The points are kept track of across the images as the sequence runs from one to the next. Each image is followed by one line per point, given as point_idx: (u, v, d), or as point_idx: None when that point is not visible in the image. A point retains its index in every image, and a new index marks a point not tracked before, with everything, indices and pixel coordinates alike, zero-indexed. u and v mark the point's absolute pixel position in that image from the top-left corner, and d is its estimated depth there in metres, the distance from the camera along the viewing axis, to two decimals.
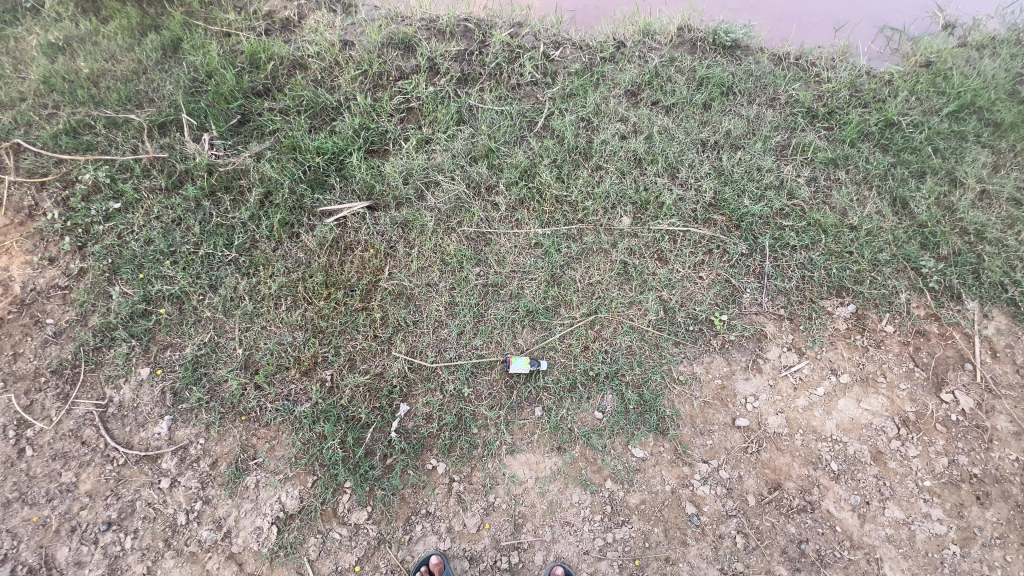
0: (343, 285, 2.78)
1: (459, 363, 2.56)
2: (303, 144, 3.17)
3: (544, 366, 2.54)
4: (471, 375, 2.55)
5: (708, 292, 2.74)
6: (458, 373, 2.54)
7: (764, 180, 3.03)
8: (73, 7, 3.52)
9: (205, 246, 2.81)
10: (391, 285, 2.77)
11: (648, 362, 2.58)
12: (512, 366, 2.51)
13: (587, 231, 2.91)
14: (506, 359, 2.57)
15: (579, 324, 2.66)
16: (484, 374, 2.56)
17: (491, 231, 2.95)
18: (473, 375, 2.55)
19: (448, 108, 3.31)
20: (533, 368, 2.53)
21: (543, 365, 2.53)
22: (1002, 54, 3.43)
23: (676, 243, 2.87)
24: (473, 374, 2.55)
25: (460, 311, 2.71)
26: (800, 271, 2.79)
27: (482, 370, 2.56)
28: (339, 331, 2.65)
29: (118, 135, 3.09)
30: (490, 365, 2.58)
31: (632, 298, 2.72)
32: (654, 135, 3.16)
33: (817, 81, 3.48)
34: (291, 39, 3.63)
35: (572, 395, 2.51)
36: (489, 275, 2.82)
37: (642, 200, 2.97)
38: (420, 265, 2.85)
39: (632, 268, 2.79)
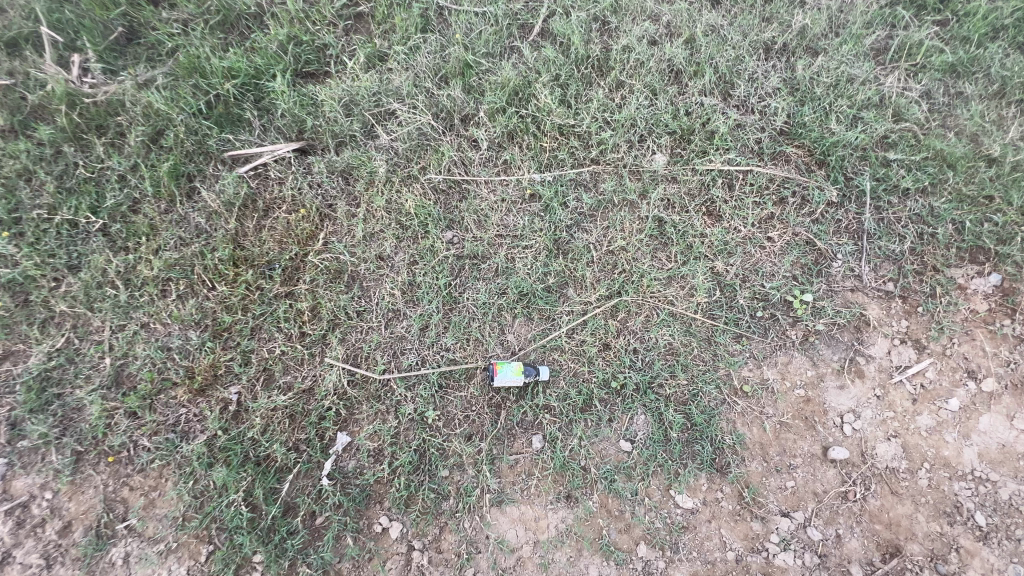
0: (260, 262, 1.96)
1: (423, 373, 1.78)
2: (207, 65, 2.26)
3: (544, 376, 1.73)
4: (440, 390, 1.76)
5: (781, 261, 1.90)
6: (422, 388, 1.76)
7: (862, 95, 2.09)
8: None
9: (63, 211, 1.98)
10: (325, 261, 1.96)
11: (697, 367, 1.77)
12: (497, 377, 1.70)
13: (605, 177, 2.04)
14: (489, 366, 1.77)
15: (595, 312, 1.83)
16: (459, 388, 1.77)
17: (469, 179, 2.09)
18: (443, 391, 1.77)
19: (407, 10, 2.36)
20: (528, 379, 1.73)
21: (543, 376, 1.72)
22: None
23: (733, 190, 2.00)
24: (443, 389, 1.77)
25: (424, 296, 1.90)
26: (916, 228, 1.91)
27: (456, 383, 1.78)
28: (252, 329, 1.86)
29: None
30: (468, 376, 1.78)
31: (671, 271, 1.88)
32: (699, 36, 2.21)
33: None
34: None
35: (587, 417, 1.72)
36: (466, 243, 1.98)
37: (682, 129, 2.07)
38: (368, 231, 2.02)
39: (670, 229, 1.95)
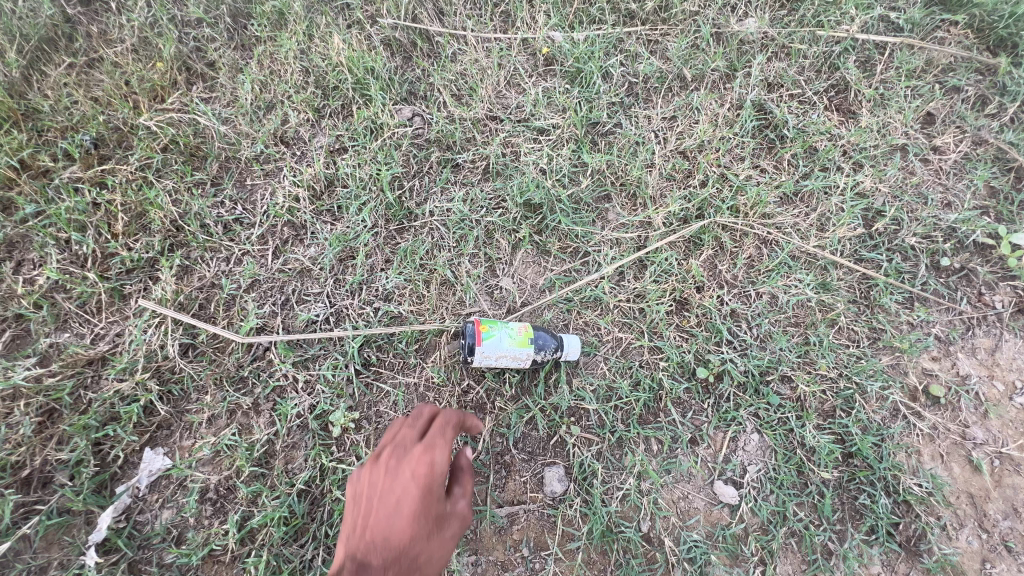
0: (51, 132, 1.07)
1: (339, 336, 0.94)
2: None
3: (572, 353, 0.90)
4: (368, 369, 0.92)
5: (958, 184, 1.15)
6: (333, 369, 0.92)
7: None
8: None
9: None
10: (176, 136, 1.08)
11: (847, 353, 0.96)
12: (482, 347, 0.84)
13: (670, 42, 1.24)
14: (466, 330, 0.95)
15: (661, 243, 1.02)
16: (407, 372, 0.93)
17: (445, 33, 1.24)
18: (374, 374, 0.93)
19: None
20: (542, 357, 0.88)
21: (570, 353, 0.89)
22: None
23: (874, 74, 1.24)
24: (374, 369, 0.93)
25: (352, 203, 1.05)
26: None
27: (402, 361, 0.94)
28: (8, 244, 0.96)
29: None
30: (426, 349, 0.94)
31: (786, 187, 1.10)
32: None
33: None
34: None
35: (650, 436, 0.89)
36: (433, 123, 1.14)
37: None
38: (263, 98, 1.16)
39: (778, 124, 1.16)
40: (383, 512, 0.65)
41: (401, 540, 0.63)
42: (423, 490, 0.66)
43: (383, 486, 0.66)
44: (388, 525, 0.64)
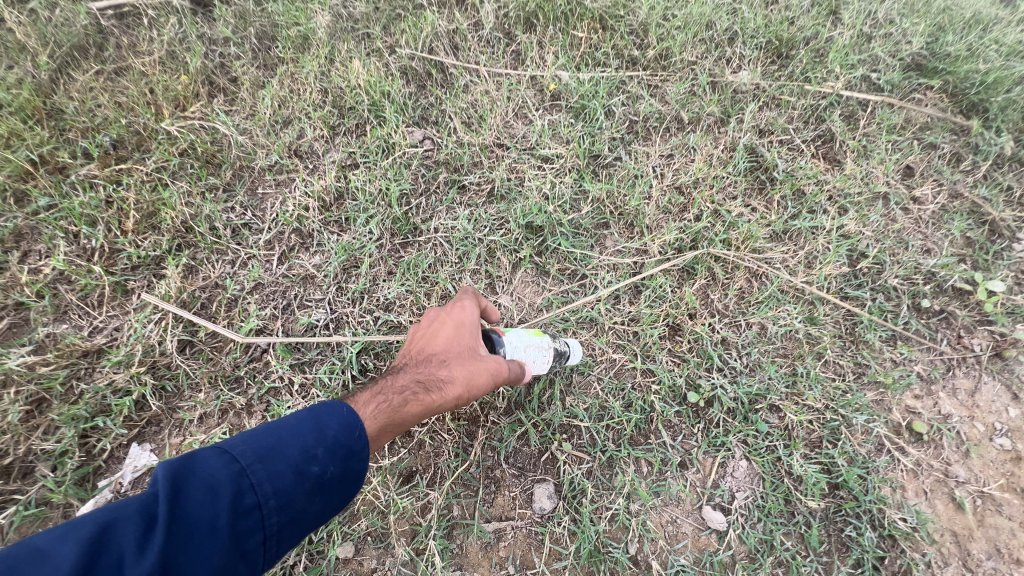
0: (73, 132, 1.11)
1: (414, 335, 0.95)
2: None
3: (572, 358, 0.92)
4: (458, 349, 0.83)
5: (938, 233, 1.21)
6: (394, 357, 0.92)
7: None
8: None
9: None
10: (193, 142, 1.12)
11: (833, 385, 0.99)
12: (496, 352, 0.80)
13: (669, 87, 1.32)
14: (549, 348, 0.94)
15: (656, 271, 1.06)
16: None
17: (459, 65, 1.33)
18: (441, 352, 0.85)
19: None
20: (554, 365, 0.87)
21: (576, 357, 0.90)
22: None
23: (856, 128, 1.33)
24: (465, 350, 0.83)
25: (359, 216, 1.08)
26: None
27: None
28: (16, 234, 0.98)
29: None
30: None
31: (776, 226, 1.15)
32: None
33: None
34: None
35: (640, 457, 0.90)
36: (442, 146, 1.19)
37: (780, 38, 1.41)
38: (281, 113, 1.21)
39: (769, 167, 1.23)
40: (426, 334, 0.81)
41: (436, 353, 0.77)
42: (457, 323, 0.79)
43: (426, 321, 0.83)
44: (428, 345, 0.79)
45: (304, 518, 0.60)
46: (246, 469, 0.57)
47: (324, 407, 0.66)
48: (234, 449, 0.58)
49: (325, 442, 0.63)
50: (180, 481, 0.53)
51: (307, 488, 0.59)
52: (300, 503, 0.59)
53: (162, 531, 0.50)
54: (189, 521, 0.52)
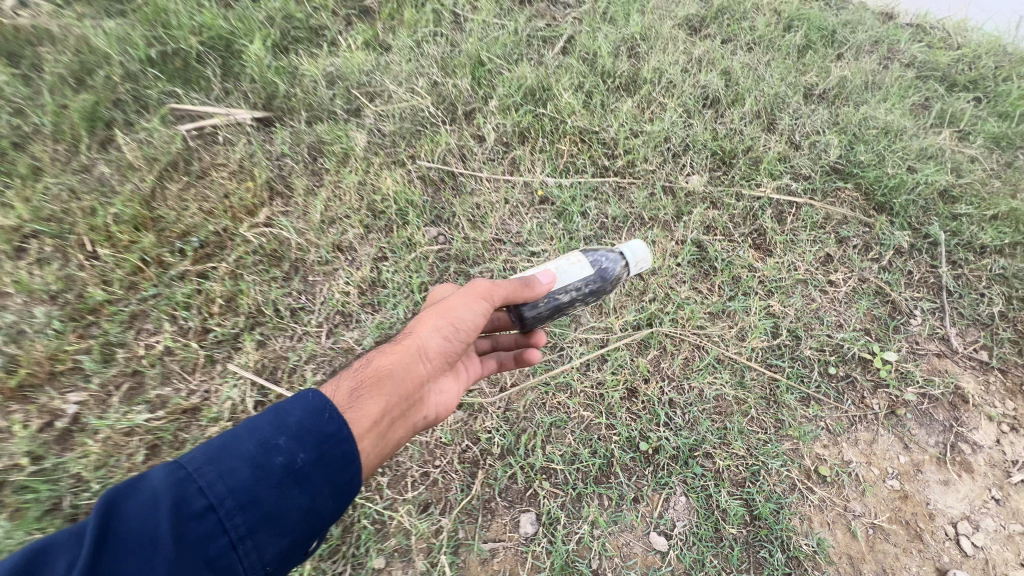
0: (171, 233, 1.44)
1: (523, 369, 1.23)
2: (172, 7, 1.85)
3: (633, 258, 1.14)
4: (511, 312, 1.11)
5: (849, 311, 1.51)
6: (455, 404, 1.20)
7: (917, 145, 1.90)
8: None
9: None
10: (262, 241, 1.46)
11: (756, 435, 1.27)
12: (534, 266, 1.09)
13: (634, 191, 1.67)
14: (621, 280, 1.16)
15: (618, 345, 1.36)
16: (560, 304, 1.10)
17: (466, 174, 1.68)
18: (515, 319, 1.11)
19: (423, 11, 2.23)
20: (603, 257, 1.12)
21: (630, 245, 1.14)
22: None
23: (784, 224, 1.65)
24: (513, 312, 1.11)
25: (389, 300, 1.40)
26: (1001, 289, 1.57)
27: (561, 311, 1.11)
28: (131, 316, 1.31)
29: None
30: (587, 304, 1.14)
31: (715, 307, 1.46)
32: (736, 71, 2.05)
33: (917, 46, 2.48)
34: None
35: (603, 492, 1.17)
36: (453, 242, 1.53)
37: (723, 151, 1.77)
38: (327, 214, 1.55)
39: (712, 257, 1.55)
40: None
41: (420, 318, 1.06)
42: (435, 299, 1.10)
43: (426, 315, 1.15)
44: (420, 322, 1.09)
45: (260, 503, 0.72)
46: (185, 477, 0.70)
47: (281, 405, 0.79)
48: (181, 459, 0.72)
49: (272, 440, 0.76)
50: (122, 499, 0.68)
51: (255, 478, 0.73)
52: (251, 493, 0.72)
53: (105, 539, 0.65)
54: (133, 527, 0.67)
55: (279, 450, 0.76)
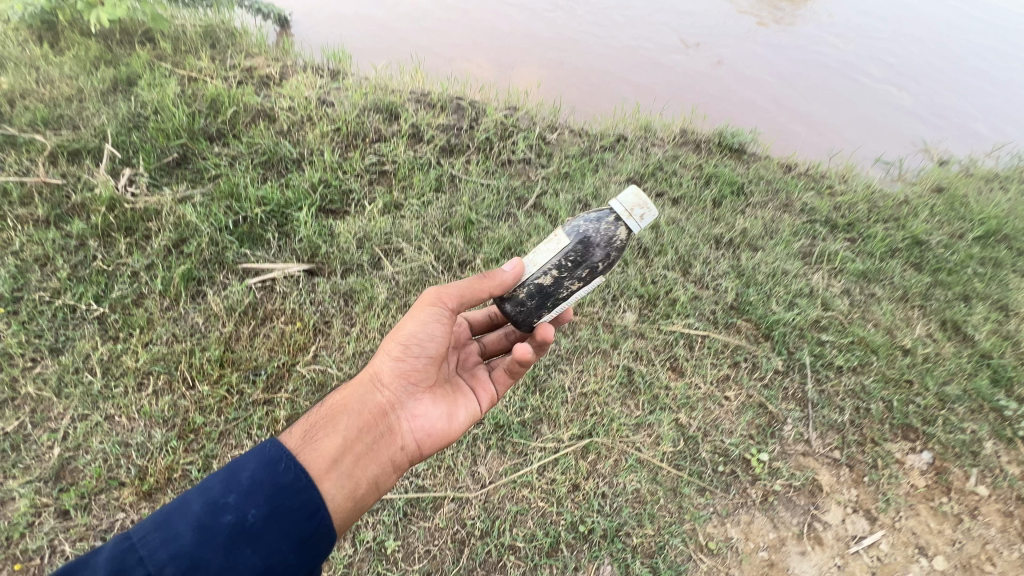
0: (246, 368, 2.02)
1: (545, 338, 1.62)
2: (244, 191, 2.65)
3: (618, 207, 1.46)
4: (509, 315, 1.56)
5: (739, 420, 2.05)
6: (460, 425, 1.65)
7: (795, 286, 2.55)
8: (28, 34, 3.42)
9: (66, 297, 2.08)
10: (311, 373, 2.04)
11: (663, 518, 1.80)
12: (533, 253, 1.52)
13: (581, 327, 2.26)
14: (615, 245, 1.47)
15: (566, 451, 1.90)
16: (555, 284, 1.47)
17: None
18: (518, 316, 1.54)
19: (427, 175, 2.99)
20: (587, 228, 1.45)
21: (614, 206, 1.46)
22: (1013, 189, 3.57)
23: (693, 351, 2.24)
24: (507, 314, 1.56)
25: None
26: (852, 401, 2.15)
27: (560, 296, 1.49)
28: (219, 433, 1.87)
29: (11, 155, 2.55)
30: (583, 282, 1.48)
31: (639, 418, 2.01)
32: (663, 225, 2.74)
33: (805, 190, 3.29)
34: (265, 94, 3.48)
35: (552, 563, 1.70)
36: None
37: (649, 294, 2.39)
38: (357, 350, 2.13)
39: (638, 380, 2.11)
40: None
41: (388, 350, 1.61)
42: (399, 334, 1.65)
43: None
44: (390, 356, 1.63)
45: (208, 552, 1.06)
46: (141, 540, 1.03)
47: (229, 474, 1.17)
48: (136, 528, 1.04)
49: (219, 505, 1.12)
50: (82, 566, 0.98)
51: (202, 536, 1.07)
52: (197, 547, 1.06)
53: None
54: None
55: (227, 513, 1.12)
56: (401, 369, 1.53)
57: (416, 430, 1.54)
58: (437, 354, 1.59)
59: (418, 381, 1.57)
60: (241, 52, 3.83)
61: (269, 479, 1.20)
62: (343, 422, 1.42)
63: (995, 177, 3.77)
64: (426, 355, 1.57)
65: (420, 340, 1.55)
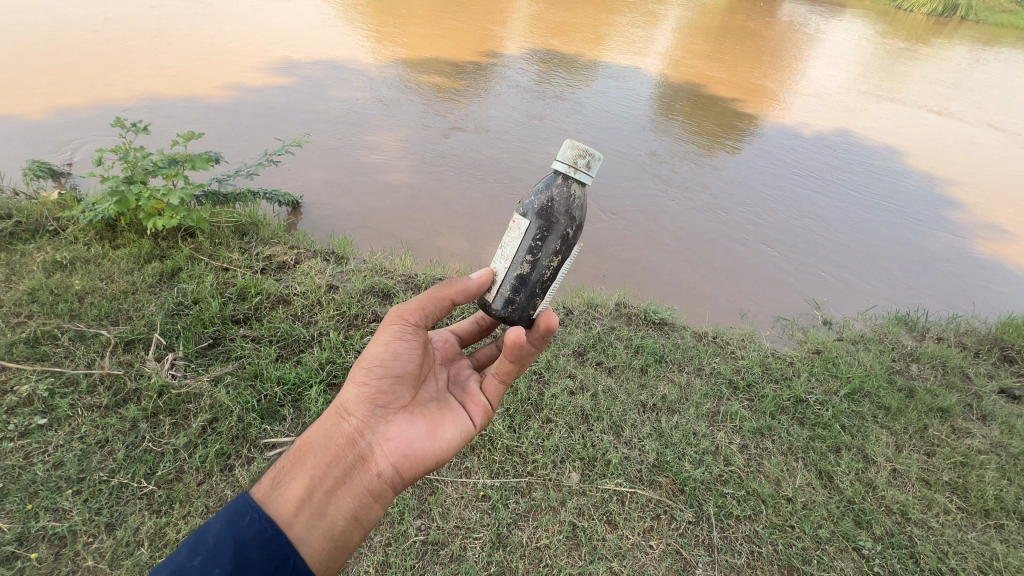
0: None
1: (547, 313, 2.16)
2: (266, 372, 3.30)
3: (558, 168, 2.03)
4: (513, 313, 2.09)
5: (659, 565, 2.64)
6: (439, 443, 2.14)
7: (703, 444, 3.26)
8: (93, 234, 4.26)
9: (121, 475, 2.61)
10: None
11: None
12: (508, 245, 2.08)
13: (536, 488, 2.90)
14: (570, 201, 2.04)
15: None
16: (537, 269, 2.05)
17: (439, 478, 2.89)
18: (517, 309, 2.09)
19: None
20: (535, 203, 2.03)
21: (559, 165, 2.03)
22: (873, 350, 4.60)
23: (624, 505, 2.87)
24: (510, 315, 2.09)
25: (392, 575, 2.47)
26: (747, 546, 2.78)
27: (544, 277, 2.06)
28: None
29: (80, 348, 3.21)
30: (558, 253, 2.06)
31: (582, 568, 2.58)
32: (600, 393, 3.51)
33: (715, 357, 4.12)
34: (282, 278, 4.29)
35: None
36: (430, 531, 2.65)
37: (589, 456, 3.10)
38: None
39: (581, 534, 2.72)
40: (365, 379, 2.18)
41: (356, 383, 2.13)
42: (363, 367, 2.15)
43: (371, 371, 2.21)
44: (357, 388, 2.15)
45: None
46: None
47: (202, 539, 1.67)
48: None
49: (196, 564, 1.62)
50: None
51: None
52: None
53: None
54: None
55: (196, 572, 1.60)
56: (364, 402, 2.06)
57: (390, 453, 2.03)
58: (395, 380, 2.10)
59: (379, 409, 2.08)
60: (263, 241, 4.74)
61: (231, 536, 1.70)
62: (320, 457, 1.98)
63: (861, 338, 4.81)
64: (388, 376, 2.09)
65: (383, 362, 2.09)
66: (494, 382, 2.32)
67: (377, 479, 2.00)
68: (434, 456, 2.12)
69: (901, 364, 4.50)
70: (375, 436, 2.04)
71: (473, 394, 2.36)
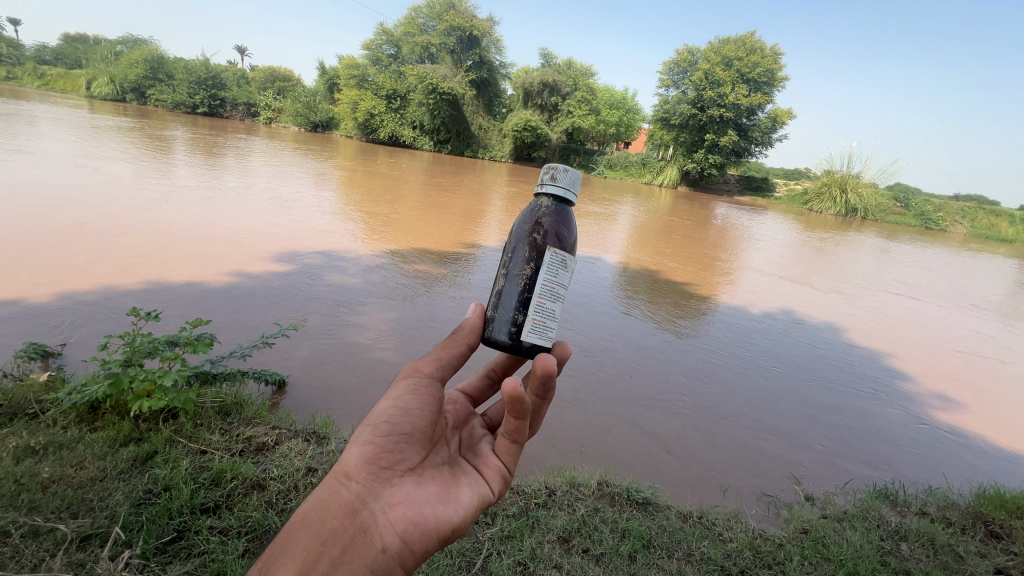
0: None
1: (532, 321, 2.26)
2: (229, 571, 3.07)
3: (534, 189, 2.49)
4: (500, 326, 2.29)
5: None
6: (450, 511, 2.04)
7: None
8: (73, 416, 4.26)
9: None
10: None
11: None
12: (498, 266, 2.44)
13: None
14: (539, 212, 2.38)
15: None
16: (512, 278, 2.31)
17: None
18: (501, 321, 2.29)
19: None
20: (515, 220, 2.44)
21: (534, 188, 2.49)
22: (859, 527, 4.57)
23: None
24: (509, 332, 2.27)
25: None
26: None
27: (523, 279, 2.30)
28: None
29: (30, 546, 3.00)
30: (529, 260, 2.31)
31: None
32: None
33: (703, 539, 4.03)
34: (260, 460, 4.22)
35: None
36: None
37: None
38: None
39: None
40: None
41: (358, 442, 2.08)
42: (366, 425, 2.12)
43: None
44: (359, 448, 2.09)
45: None
46: None
47: None
48: None
49: None
50: None
51: None
52: None
53: None
54: None
55: None
56: (366, 463, 1.99)
57: (396, 521, 1.94)
58: (402, 436, 2.06)
59: (383, 470, 2.00)
60: (245, 421, 4.75)
61: None
62: (317, 531, 1.92)
63: (845, 515, 4.79)
64: (395, 434, 2.05)
65: (391, 419, 2.07)
66: (507, 444, 2.26)
67: (381, 554, 1.90)
68: (446, 523, 2.02)
69: (890, 542, 4.43)
70: (379, 502, 1.95)
71: (487, 458, 2.29)
